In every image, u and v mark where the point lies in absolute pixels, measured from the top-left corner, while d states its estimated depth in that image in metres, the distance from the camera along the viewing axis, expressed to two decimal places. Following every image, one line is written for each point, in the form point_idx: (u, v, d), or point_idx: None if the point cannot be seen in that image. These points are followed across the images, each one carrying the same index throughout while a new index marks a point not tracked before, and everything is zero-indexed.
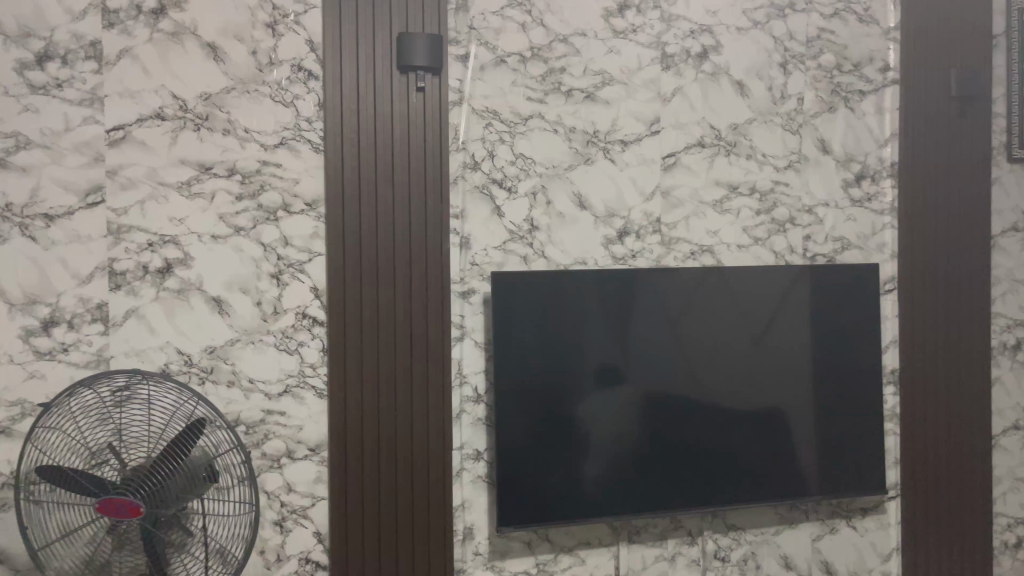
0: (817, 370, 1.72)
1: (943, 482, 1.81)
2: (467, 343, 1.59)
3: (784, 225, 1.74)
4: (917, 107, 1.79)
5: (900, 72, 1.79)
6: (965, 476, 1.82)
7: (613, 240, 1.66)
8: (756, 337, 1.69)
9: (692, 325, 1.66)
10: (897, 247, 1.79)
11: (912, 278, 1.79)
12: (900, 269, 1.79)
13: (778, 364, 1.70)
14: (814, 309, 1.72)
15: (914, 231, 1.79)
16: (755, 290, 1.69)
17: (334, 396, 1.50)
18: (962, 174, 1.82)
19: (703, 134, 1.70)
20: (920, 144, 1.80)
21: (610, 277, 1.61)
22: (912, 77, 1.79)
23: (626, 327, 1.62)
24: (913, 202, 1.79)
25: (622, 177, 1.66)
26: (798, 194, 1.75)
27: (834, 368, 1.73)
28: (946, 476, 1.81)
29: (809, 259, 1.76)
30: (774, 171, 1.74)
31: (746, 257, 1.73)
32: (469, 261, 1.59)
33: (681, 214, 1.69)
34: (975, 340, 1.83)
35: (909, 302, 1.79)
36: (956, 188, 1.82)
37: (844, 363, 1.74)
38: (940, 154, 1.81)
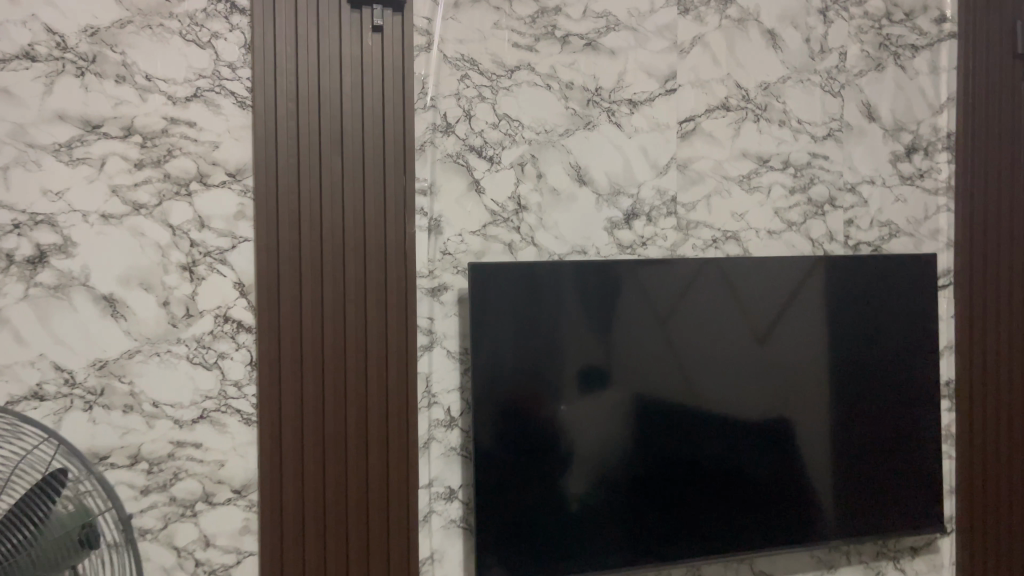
0: (859, 382, 1.42)
1: (1009, 515, 1.52)
2: (438, 352, 1.26)
3: (823, 207, 1.44)
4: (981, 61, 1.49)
5: (959, 23, 1.49)
6: None
7: (619, 225, 1.34)
8: (787, 343, 1.39)
9: (711, 327, 1.35)
10: (954, 234, 1.50)
11: (975, 267, 1.49)
12: (957, 259, 1.50)
13: (814, 376, 1.40)
14: (858, 308, 1.42)
15: (978, 210, 1.49)
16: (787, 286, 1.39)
17: (265, 424, 1.16)
18: None
19: (728, 95, 1.38)
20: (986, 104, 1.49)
21: (613, 270, 1.29)
22: (973, 27, 1.49)
23: (631, 332, 1.31)
24: (977, 175, 1.49)
25: (630, 146, 1.34)
26: (840, 169, 1.44)
27: (881, 380, 1.43)
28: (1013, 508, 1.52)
29: (851, 249, 1.45)
30: (812, 141, 1.43)
31: (778, 245, 1.42)
32: (440, 249, 1.26)
33: (701, 193, 1.38)
34: None
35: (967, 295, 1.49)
36: None
37: (893, 373, 1.44)
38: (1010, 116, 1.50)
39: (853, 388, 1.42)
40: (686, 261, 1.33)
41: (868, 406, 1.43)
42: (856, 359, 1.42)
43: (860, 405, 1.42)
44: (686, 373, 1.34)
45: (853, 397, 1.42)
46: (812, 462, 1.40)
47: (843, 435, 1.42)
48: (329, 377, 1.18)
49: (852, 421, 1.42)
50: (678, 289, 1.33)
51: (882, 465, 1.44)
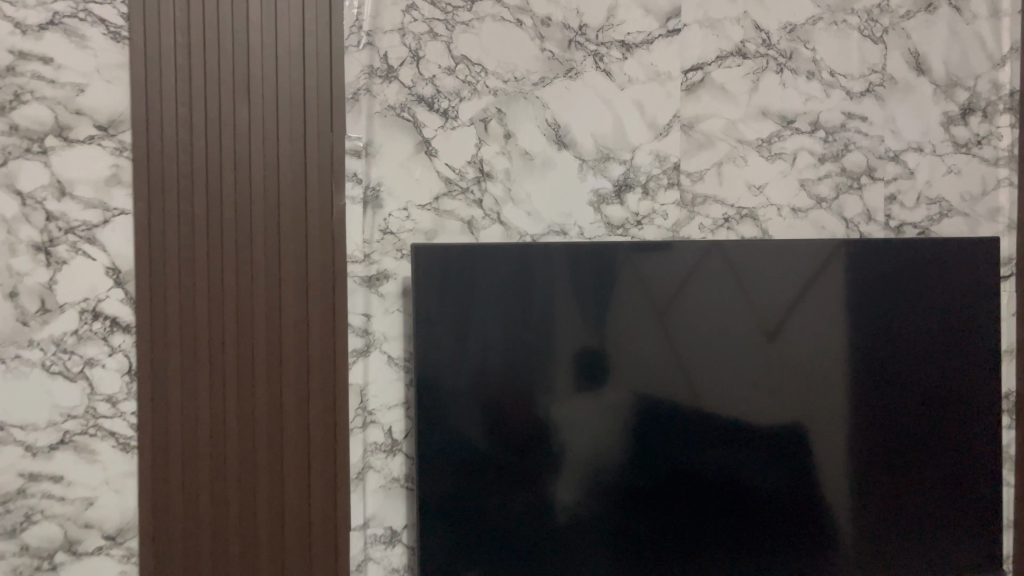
0: (915, 399, 1.13)
1: None
2: (377, 358, 0.99)
3: (860, 179, 1.17)
4: None
5: None
6: None
7: (608, 199, 1.07)
8: (824, 349, 1.10)
9: (726, 328, 1.08)
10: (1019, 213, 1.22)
11: None
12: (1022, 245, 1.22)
13: (857, 388, 1.11)
14: (913, 304, 1.13)
15: None
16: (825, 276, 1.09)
17: (146, 452, 0.91)
18: None
19: (744, 38, 1.11)
20: None
21: (600, 256, 1.02)
22: None
23: (626, 332, 1.04)
24: None
25: (623, 99, 1.07)
26: (881, 133, 1.17)
27: (944, 396, 1.14)
28: None
29: (894, 232, 1.18)
30: (847, 97, 1.15)
31: (805, 226, 1.15)
32: (380, 228, 0.99)
33: (711, 159, 1.11)
34: None
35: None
36: None
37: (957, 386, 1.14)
38: None
39: (909, 403, 1.13)
40: (693, 245, 1.06)
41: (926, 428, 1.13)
42: (911, 367, 1.13)
43: (914, 425, 1.13)
44: (693, 385, 1.07)
45: (908, 415, 1.13)
46: (856, 496, 1.11)
47: (894, 464, 1.12)
48: (229, 392, 0.92)
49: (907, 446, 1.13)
50: (683, 279, 1.06)
51: (944, 502, 1.14)
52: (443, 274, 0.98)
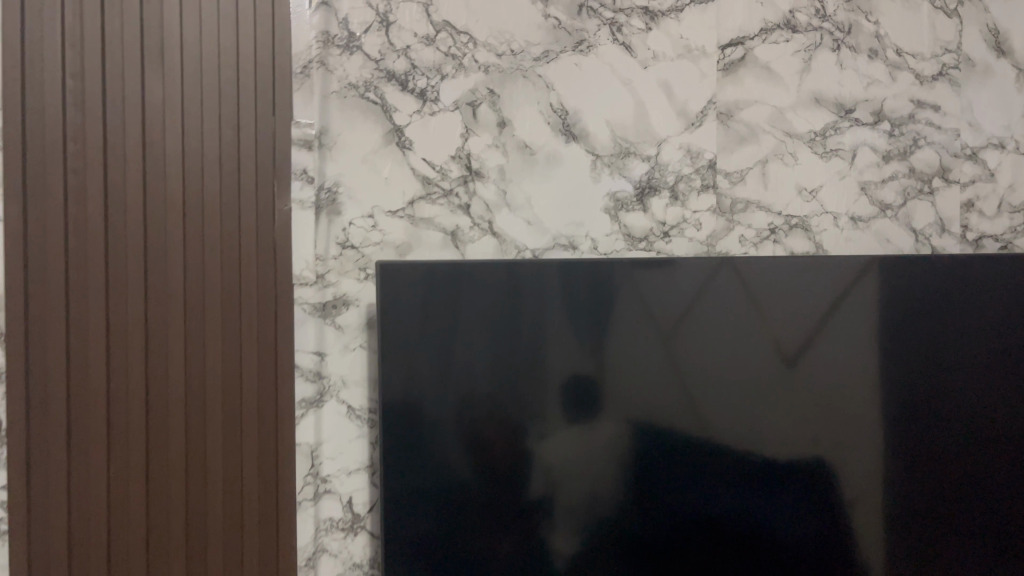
0: (1004, 443, 0.88)
1: None
2: (332, 410, 0.77)
3: (931, 181, 0.95)
4: None
5: None
6: None
7: (627, 204, 0.86)
8: (895, 387, 0.87)
9: (775, 364, 0.85)
10: None
11: None
12: None
13: (934, 434, 0.87)
14: (1000, 325, 0.88)
15: None
16: (886, 291, 0.86)
17: (18, 545, 0.66)
18: None
19: (794, 7, 0.90)
20: None
21: (613, 274, 0.80)
22: None
23: (645, 371, 0.82)
24: None
25: (646, 79, 0.86)
26: (956, 127, 0.96)
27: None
28: None
29: (971, 246, 0.97)
30: (915, 81, 0.94)
31: (866, 239, 0.93)
32: (337, 241, 0.77)
33: (754, 156, 0.89)
34: None
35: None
36: None
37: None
38: None
39: (998, 447, 0.88)
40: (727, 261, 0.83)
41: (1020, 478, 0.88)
42: (997, 403, 0.88)
43: (1006, 476, 0.88)
44: (736, 439, 0.84)
45: (998, 463, 0.88)
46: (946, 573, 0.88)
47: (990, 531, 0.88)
48: (134, 464, 0.70)
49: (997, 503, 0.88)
50: (715, 302, 0.83)
51: None
52: (414, 298, 0.76)
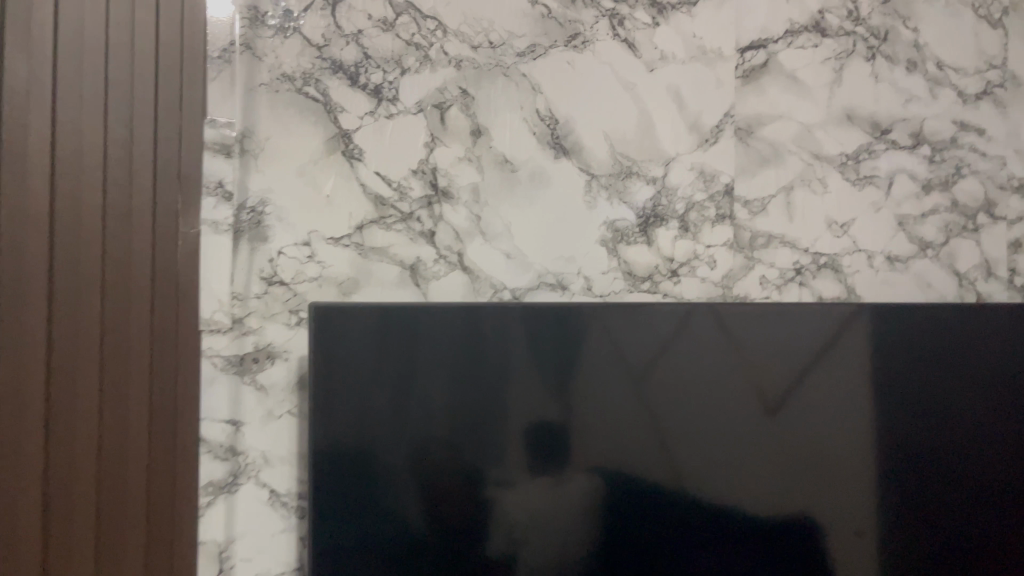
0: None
1: None
2: (249, 495, 0.61)
3: (975, 218, 0.81)
4: None
5: None
6: None
7: (628, 235, 0.70)
8: (907, 451, 0.70)
9: (769, 421, 0.68)
10: None
11: None
12: None
13: (973, 504, 0.70)
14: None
15: None
16: (906, 333, 0.70)
17: None
18: None
19: (823, 7, 0.76)
20: None
21: (583, 314, 0.65)
22: None
23: (622, 427, 0.65)
24: None
25: (652, 85, 0.71)
26: (1003, 154, 0.82)
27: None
28: None
29: (1019, 294, 0.82)
30: (958, 100, 0.81)
31: (904, 282, 0.78)
32: (262, 275, 0.61)
33: (777, 181, 0.74)
34: None
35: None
36: None
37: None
38: None
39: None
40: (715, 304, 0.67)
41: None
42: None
43: None
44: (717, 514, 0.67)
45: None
46: None
47: None
48: None
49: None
50: (700, 343, 0.67)
51: None
52: (336, 343, 0.60)
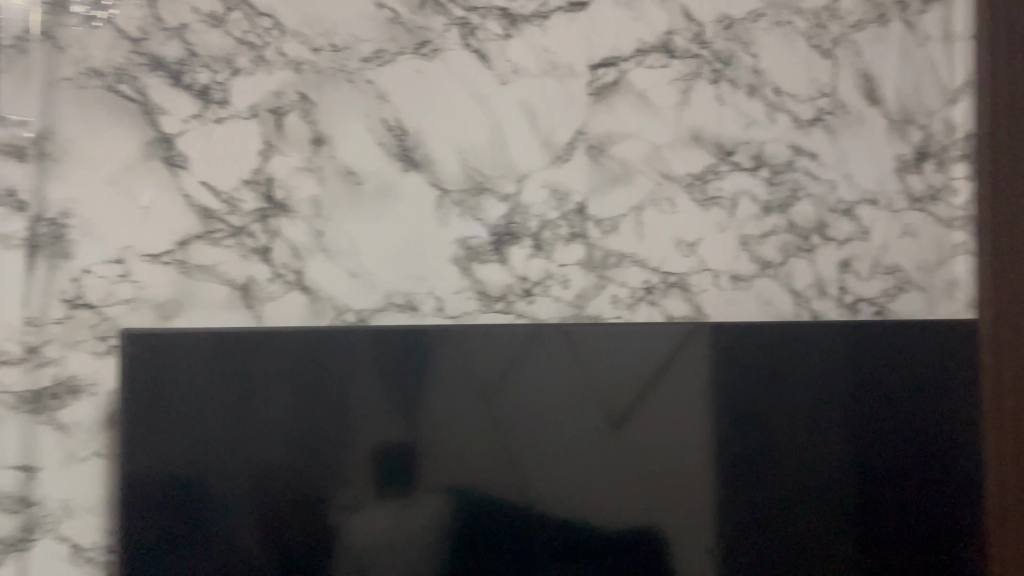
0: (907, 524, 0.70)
1: None
2: (45, 553, 0.60)
3: (810, 239, 0.84)
4: None
5: None
6: None
7: (482, 253, 0.69)
8: (743, 461, 0.69)
9: (609, 434, 0.67)
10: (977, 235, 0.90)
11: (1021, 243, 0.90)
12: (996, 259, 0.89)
13: (816, 520, 0.70)
14: (891, 380, 0.71)
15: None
16: (750, 349, 0.69)
17: None
18: None
19: (671, 28, 0.77)
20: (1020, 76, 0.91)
21: (430, 331, 0.64)
22: None
23: (469, 444, 0.64)
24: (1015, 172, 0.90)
25: (503, 98, 0.70)
26: (833, 178, 0.86)
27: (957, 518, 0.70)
28: None
29: (850, 311, 0.86)
30: (794, 125, 0.84)
31: (746, 301, 0.80)
32: (76, 294, 0.61)
33: (628, 201, 0.74)
34: None
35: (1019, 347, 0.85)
36: None
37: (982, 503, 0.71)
38: None
39: (897, 532, 0.70)
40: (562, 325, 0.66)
41: (931, 571, 0.70)
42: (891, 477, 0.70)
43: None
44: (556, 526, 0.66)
45: (898, 553, 0.70)
46: None
47: None
48: None
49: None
50: (539, 355, 0.66)
51: None
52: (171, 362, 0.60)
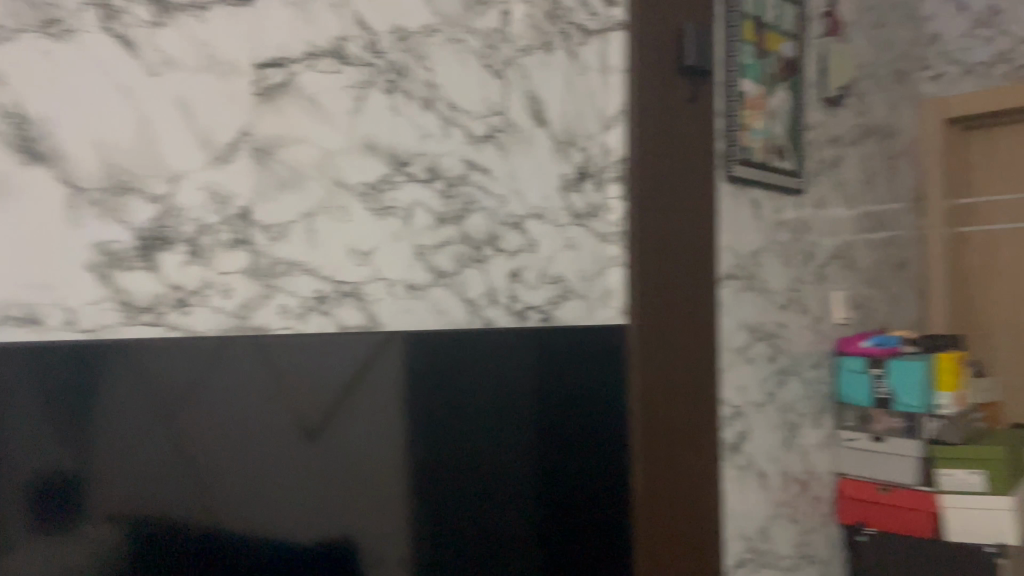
0: (567, 498, 0.83)
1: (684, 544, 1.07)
2: None
3: (482, 250, 0.88)
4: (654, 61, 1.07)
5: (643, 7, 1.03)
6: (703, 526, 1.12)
7: (125, 259, 0.63)
8: (430, 462, 0.74)
9: (306, 447, 0.66)
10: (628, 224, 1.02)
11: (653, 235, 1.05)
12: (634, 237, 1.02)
13: (498, 506, 0.78)
14: (554, 378, 0.82)
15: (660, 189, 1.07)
16: (439, 356, 0.74)
17: None
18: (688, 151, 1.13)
19: (343, 34, 0.76)
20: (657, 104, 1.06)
21: (99, 346, 0.57)
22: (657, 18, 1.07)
23: (144, 472, 0.59)
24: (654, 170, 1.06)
25: (155, 91, 0.65)
26: (503, 193, 0.91)
27: (602, 486, 0.85)
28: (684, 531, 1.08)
29: (518, 317, 0.92)
30: (466, 141, 0.87)
31: (421, 311, 0.82)
32: None
33: (298, 208, 0.72)
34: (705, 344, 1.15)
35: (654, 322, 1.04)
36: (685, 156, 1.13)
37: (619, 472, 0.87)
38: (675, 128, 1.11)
39: (560, 505, 0.83)
40: (257, 338, 0.63)
41: (575, 532, 0.84)
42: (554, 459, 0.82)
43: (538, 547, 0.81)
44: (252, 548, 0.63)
45: (560, 522, 0.83)
46: None
47: None
48: None
49: (564, 564, 0.82)
50: (227, 372, 0.63)
51: None
52: None
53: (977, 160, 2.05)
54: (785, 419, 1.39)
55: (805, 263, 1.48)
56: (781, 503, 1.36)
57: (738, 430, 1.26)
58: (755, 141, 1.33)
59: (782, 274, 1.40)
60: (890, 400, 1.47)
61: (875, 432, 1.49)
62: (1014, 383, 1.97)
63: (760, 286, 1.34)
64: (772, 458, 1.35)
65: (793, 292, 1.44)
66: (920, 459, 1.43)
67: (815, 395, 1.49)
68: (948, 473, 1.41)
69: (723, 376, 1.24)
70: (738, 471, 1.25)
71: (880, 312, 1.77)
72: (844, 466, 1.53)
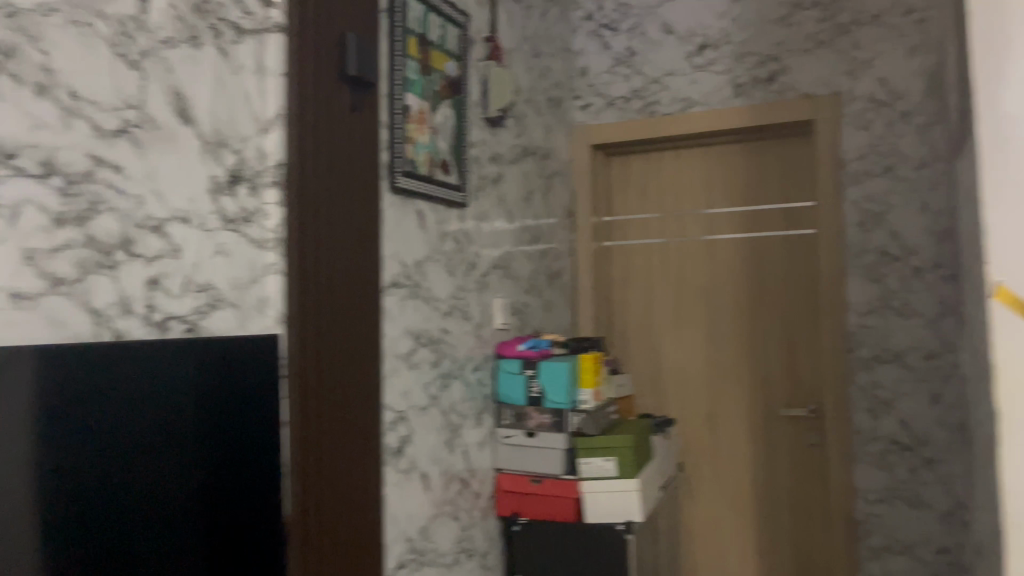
0: (231, 494, 0.90)
1: (339, 547, 1.07)
2: None
3: (113, 256, 0.83)
4: (318, 67, 1.06)
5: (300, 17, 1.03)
6: (361, 526, 1.13)
7: None
8: (65, 462, 0.74)
9: None
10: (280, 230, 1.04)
11: (317, 239, 1.04)
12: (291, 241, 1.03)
13: (138, 504, 0.79)
14: (196, 391, 0.87)
15: (322, 197, 1.06)
16: (69, 398, 0.75)
17: None
18: (349, 157, 1.13)
19: None
20: (316, 107, 1.06)
21: None
22: (321, 23, 1.07)
23: None
24: (318, 177, 1.06)
25: None
26: (139, 194, 0.86)
27: (247, 464, 0.93)
28: (341, 533, 1.08)
29: (156, 330, 0.88)
30: (93, 135, 0.82)
31: (32, 321, 0.76)
32: None
33: None
34: (368, 349, 1.17)
35: (318, 325, 1.04)
36: (348, 160, 1.13)
37: (276, 458, 0.97)
38: (335, 133, 1.10)
39: (198, 504, 0.86)
40: None
41: (214, 529, 0.88)
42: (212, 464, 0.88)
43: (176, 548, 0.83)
44: None
45: (199, 519, 0.86)
46: None
47: None
48: None
49: (232, 554, 0.90)
50: None
51: None
52: None
53: (617, 183, 2.33)
54: (448, 421, 1.46)
55: (467, 272, 1.57)
56: (442, 501, 1.43)
57: (400, 436, 1.29)
58: (419, 154, 1.38)
59: (445, 282, 1.47)
60: (540, 399, 1.61)
61: (530, 429, 1.62)
62: (644, 378, 2.25)
63: (424, 294, 1.39)
64: (435, 459, 1.40)
65: (456, 300, 1.51)
66: (566, 450, 1.58)
67: (476, 397, 1.58)
68: (588, 461, 1.55)
69: (387, 383, 1.26)
70: (401, 474, 1.29)
71: (536, 318, 1.93)
72: (500, 461, 1.65)
